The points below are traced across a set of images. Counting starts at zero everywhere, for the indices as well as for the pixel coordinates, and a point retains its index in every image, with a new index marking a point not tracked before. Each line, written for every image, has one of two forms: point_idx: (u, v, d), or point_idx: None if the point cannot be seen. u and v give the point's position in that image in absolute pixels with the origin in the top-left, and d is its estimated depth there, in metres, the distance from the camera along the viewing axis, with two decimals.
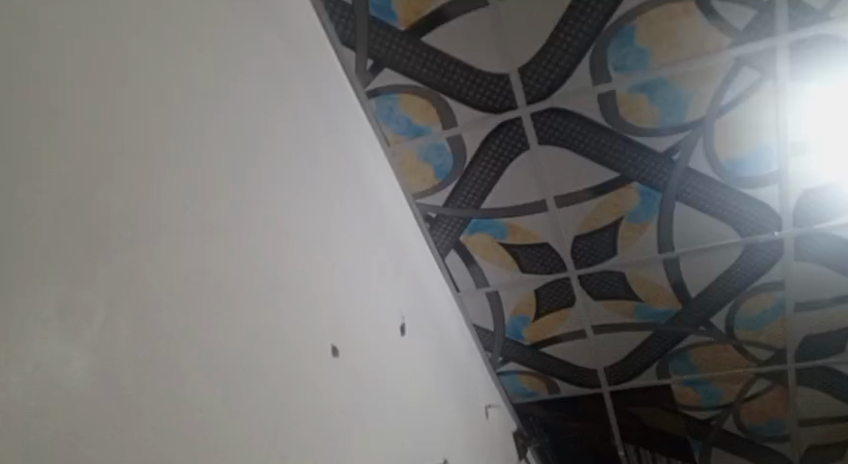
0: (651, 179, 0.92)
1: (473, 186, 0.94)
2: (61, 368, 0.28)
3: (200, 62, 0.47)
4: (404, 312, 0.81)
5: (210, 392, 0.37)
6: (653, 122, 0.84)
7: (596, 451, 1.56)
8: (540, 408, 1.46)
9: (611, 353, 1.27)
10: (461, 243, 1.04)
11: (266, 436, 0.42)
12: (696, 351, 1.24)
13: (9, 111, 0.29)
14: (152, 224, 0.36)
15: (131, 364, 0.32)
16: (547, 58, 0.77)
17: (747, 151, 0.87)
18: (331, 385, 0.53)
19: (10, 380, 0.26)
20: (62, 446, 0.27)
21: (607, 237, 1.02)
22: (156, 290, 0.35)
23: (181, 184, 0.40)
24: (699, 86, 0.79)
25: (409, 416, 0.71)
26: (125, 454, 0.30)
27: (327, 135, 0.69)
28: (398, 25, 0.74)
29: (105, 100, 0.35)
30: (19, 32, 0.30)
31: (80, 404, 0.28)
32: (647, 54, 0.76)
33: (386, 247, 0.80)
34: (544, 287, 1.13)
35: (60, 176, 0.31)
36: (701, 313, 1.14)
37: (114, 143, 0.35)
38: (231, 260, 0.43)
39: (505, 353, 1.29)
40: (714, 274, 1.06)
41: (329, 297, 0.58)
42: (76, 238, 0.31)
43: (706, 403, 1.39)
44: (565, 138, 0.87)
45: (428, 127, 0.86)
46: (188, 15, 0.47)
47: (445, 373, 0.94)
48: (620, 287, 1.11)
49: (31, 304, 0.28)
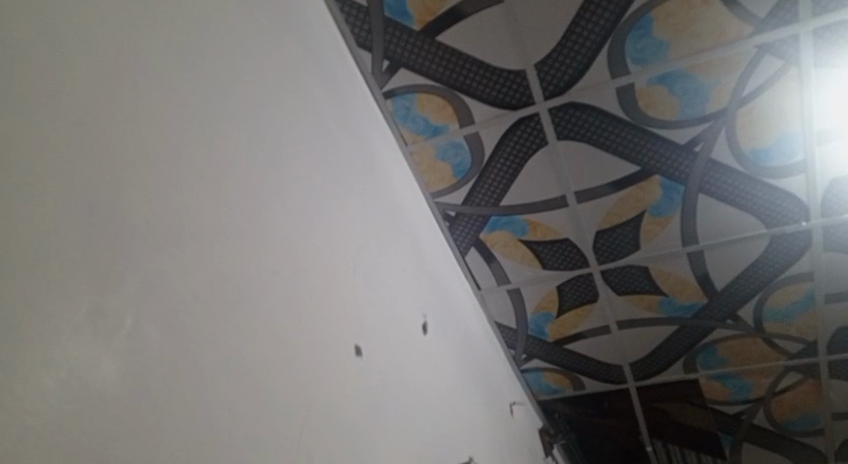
0: (673, 173, 0.91)
1: (492, 183, 0.94)
2: (93, 373, 0.29)
3: (217, 70, 0.47)
4: (426, 311, 0.81)
5: (237, 395, 0.38)
6: (673, 114, 0.83)
7: (624, 448, 1.54)
8: (564, 404, 1.45)
9: (636, 348, 1.26)
10: (481, 241, 1.04)
11: (292, 436, 0.42)
12: (723, 345, 1.22)
13: (25, 122, 0.29)
14: (175, 232, 0.37)
15: (161, 368, 0.33)
16: (564, 52, 0.76)
17: (770, 141, 0.86)
18: (355, 385, 0.54)
19: (42, 385, 0.27)
20: (94, 449, 0.27)
21: (630, 231, 1.01)
22: (183, 295, 0.36)
23: (203, 192, 0.41)
24: (721, 76, 0.78)
25: (434, 416, 0.71)
26: (158, 455, 0.31)
27: (344, 137, 0.69)
28: (413, 25, 0.74)
29: (128, 111, 0.36)
30: (43, 47, 0.31)
31: (113, 407, 0.29)
32: (665, 44, 0.75)
33: (406, 248, 0.80)
34: (567, 283, 1.12)
35: (86, 185, 0.31)
36: (727, 306, 1.13)
37: (137, 153, 0.36)
38: (252, 263, 0.44)
39: (528, 350, 1.29)
40: (740, 266, 1.05)
41: (351, 300, 0.58)
42: (101, 246, 0.31)
43: (736, 397, 1.37)
44: (584, 132, 0.86)
45: (445, 125, 0.86)
46: (205, 23, 0.47)
47: (468, 371, 0.93)
48: (644, 281, 1.10)
49: (61, 312, 0.28)
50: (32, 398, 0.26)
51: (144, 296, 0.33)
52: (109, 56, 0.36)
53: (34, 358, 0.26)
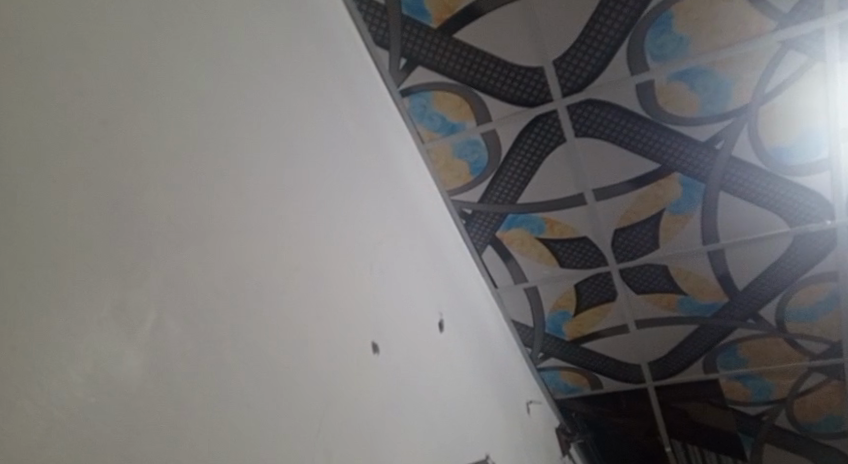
0: (693, 171, 0.89)
1: (509, 181, 0.94)
2: (117, 366, 0.29)
3: (237, 70, 0.47)
4: (442, 308, 0.81)
5: (258, 391, 0.38)
6: (694, 111, 0.82)
7: (642, 447, 1.54)
8: (582, 403, 1.44)
9: (655, 347, 1.25)
10: (498, 239, 1.04)
11: (310, 432, 0.43)
12: (744, 345, 1.21)
13: (49, 121, 0.29)
14: (197, 230, 0.37)
15: (182, 364, 0.33)
16: (582, 49, 0.76)
17: (793, 138, 0.84)
18: (372, 381, 0.54)
19: (68, 379, 0.27)
20: (119, 442, 0.28)
21: (649, 230, 1.00)
22: (205, 292, 0.37)
23: (225, 192, 0.41)
24: (742, 72, 0.77)
25: (451, 414, 0.71)
26: (179, 453, 0.31)
27: (361, 135, 0.69)
28: (431, 23, 0.74)
29: (151, 110, 0.37)
30: (66, 47, 0.32)
31: (136, 401, 0.30)
32: (686, 40, 0.74)
33: (423, 246, 0.80)
34: (584, 282, 1.11)
35: (110, 182, 0.32)
36: (749, 306, 1.11)
37: (159, 151, 0.36)
38: (270, 260, 0.44)
39: (545, 348, 1.28)
40: (762, 265, 1.03)
41: (368, 298, 0.58)
42: (125, 244, 0.32)
43: (758, 398, 1.35)
44: (602, 129, 0.85)
45: (462, 123, 0.86)
46: (225, 25, 0.47)
47: (484, 369, 0.93)
48: (663, 280, 1.08)
49: (86, 307, 0.29)
50: (59, 391, 0.26)
51: (166, 293, 0.34)
52: (132, 56, 0.36)
53: (61, 353, 0.27)
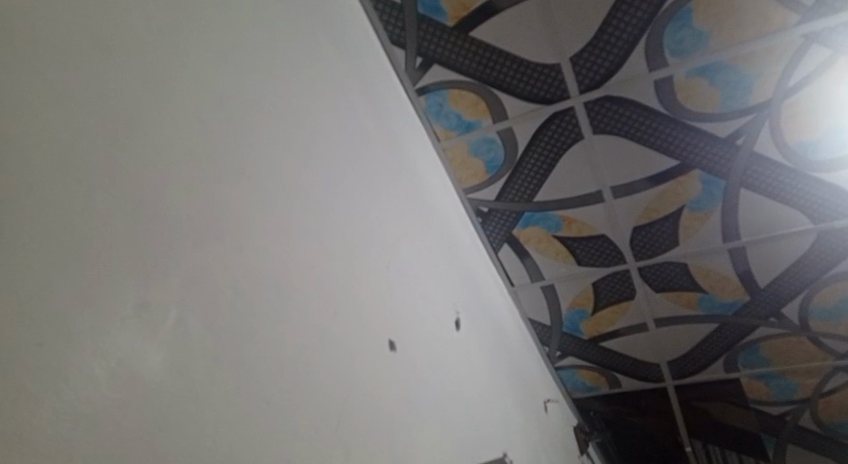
0: (714, 167, 0.88)
1: (525, 179, 0.93)
2: (140, 363, 0.30)
3: (257, 72, 0.48)
4: (458, 307, 0.81)
5: (277, 388, 0.39)
6: (714, 107, 0.81)
7: (662, 447, 1.52)
8: (600, 401, 1.43)
9: (674, 346, 1.23)
10: (515, 237, 1.04)
11: (329, 429, 0.43)
12: (766, 343, 1.19)
13: (74, 122, 0.30)
14: (219, 230, 0.38)
15: (204, 360, 0.34)
16: (600, 45, 0.75)
17: (818, 133, 0.83)
18: (389, 378, 0.54)
19: (92, 374, 0.27)
20: (142, 436, 0.28)
21: (669, 227, 0.99)
22: (225, 290, 0.37)
23: (245, 191, 0.42)
24: (764, 66, 0.76)
25: (468, 411, 0.71)
26: (200, 447, 0.31)
27: (377, 133, 0.69)
28: (447, 21, 0.74)
29: (172, 112, 0.37)
30: (92, 50, 0.32)
31: (159, 397, 0.30)
32: (706, 35, 0.73)
33: (439, 244, 0.80)
34: (602, 280, 1.10)
35: (135, 183, 0.32)
36: (771, 304, 1.09)
37: (181, 151, 0.37)
38: (289, 259, 0.44)
39: (562, 347, 1.27)
40: (784, 263, 1.01)
41: (385, 296, 0.58)
42: (148, 243, 0.32)
43: (780, 397, 1.33)
44: (620, 126, 0.85)
45: (478, 121, 0.86)
46: (245, 26, 0.48)
47: (500, 367, 0.93)
48: (683, 278, 1.07)
49: (111, 305, 0.29)
50: (84, 387, 0.27)
51: (188, 292, 0.34)
52: (155, 59, 0.37)
53: (84, 350, 0.27)
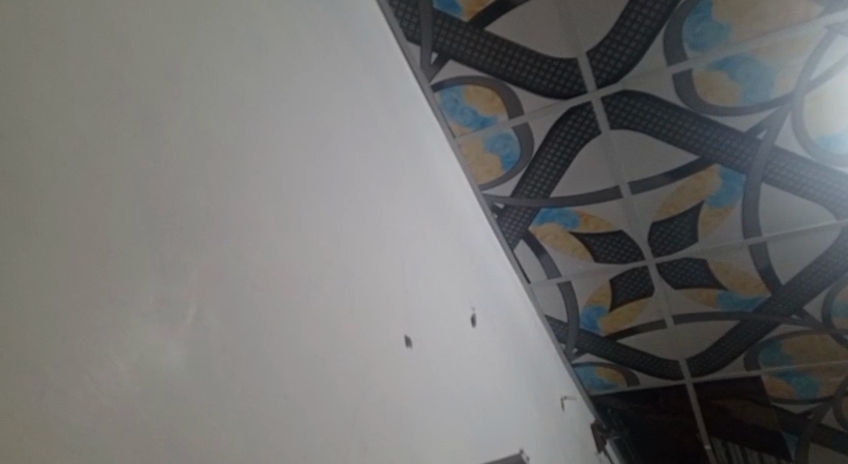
0: (734, 162, 0.87)
1: (542, 175, 0.93)
2: (160, 358, 0.30)
3: (273, 69, 0.48)
4: (474, 303, 0.80)
5: (295, 383, 0.39)
6: (734, 101, 0.79)
7: (681, 445, 1.51)
8: (618, 399, 1.42)
9: (693, 343, 1.22)
10: (531, 234, 1.03)
11: (345, 423, 0.43)
12: (787, 341, 1.17)
13: (95, 120, 0.30)
14: (236, 226, 0.38)
15: (223, 354, 0.34)
16: (617, 40, 0.74)
17: (842, 126, 0.81)
18: (405, 374, 0.54)
19: (115, 369, 0.28)
20: (162, 428, 0.29)
21: (688, 223, 0.97)
22: (244, 286, 0.37)
23: (263, 189, 0.42)
24: (786, 59, 0.74)
25: (484, 408, 0.71)
26: (220, 440, 0.32)
27: (393, 130, 0.69)
28: (462, 16, 0.74)
29: (190, 109, 0.37)
30: (112, 48, 0.33)
31: (179, 390, 0.30)
32: (726, 28, 0.72)
33: (454, 240, 0.80)
34: (620, 276, 1.09)
35: (155, 181, 0.33)
36: (793, 301, 1.08)
37: (200, 149, 0.37)
38: (306, 256, 0.45)
39: (580, 344, 1.27)
40: (806, 259, 1.00)
41: (401, 292, 0.58)
42: (168, 239, 0.33)
43: (802, 395, 1.32)
44: (638, 120, 0.84)
45: (494, 116, 0.85)
46: (261, 25, 0.48)
47: (517, 364, 0.92)
48: (702, 274, 1.06)
49: (132, 300, 0.30)
50: (107, 380, 0.27)
51: (207, 287, 0.34)
52: (173, 57, 0.37)
53: (106, 344, 0.28)
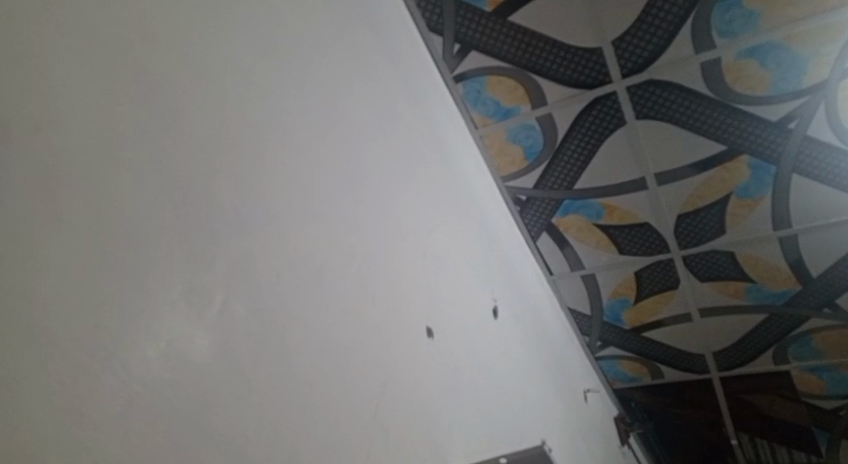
0: (764, 152, 0.85)
1: (566, 166, 0.92)
2: (187, 346, 0.31)
3: (296, 62, 0.48)
4: (496, 294, 0.80)
5: (319, 372, 0.40)
6: (765, 90, 0.77)
7: (707, 440, 1.49)
8: (642, 392, 1.41)
9: (720, 337, 1.20)
10: (554, 225, 1.02)
11: (368, 412, 0.43)
12: (818, 335, 1.15)
13: (122, 111, 0.31)
14: (260, 217, 0.38)
15: (248, 344, 0.34)
16: (643, 28, 0.73)
17: None
18: (427, 364, 0.54)
19: (146, 356, 0.28)
20: (190, 414, 0.29)
21: (715, 215, 0.96)
22: (269, 277, 0.38)
23: (287, 181, 0.42)
24: (819, 46, 0.72)
25: (506, 399, 0.71)
26: (246, 427, 0.32)
27: (415, 121, 0.69)
28: (485, 7, 0.73)
29: (216, 102, 0.38)
30: (139, 42, 0.33)
31: (206, 378, 0.31)
32: (757, 14, 0.70)
33: (476, 231, 0.79)
34: (645, 268, 1.08)
35: (182, 171, 0.33)
36: (824, 294, 1.05)
37: (224, 141, 0.37)
38: (330, 248, 0.45)
39: (603, 337, 1.26)
40: (839, 251, 0.97)
41: (424, 284, 0.58)
42: (195, 230, 0.33)
43: (833, 391, 1.29)
44: (664, 110, 0.82)
45: (517, 107, 0.84)
46: (284, 17, 0.48)
47: (539, 355, 0.92)
48: (730, 267, 1.04)
49: (159, 288, 0.30)
50: (138, 367, 0.28)
51: (232, 278, 0.35)
52: (198, 51, 0.38)
53: (137, 332, 0.28)
